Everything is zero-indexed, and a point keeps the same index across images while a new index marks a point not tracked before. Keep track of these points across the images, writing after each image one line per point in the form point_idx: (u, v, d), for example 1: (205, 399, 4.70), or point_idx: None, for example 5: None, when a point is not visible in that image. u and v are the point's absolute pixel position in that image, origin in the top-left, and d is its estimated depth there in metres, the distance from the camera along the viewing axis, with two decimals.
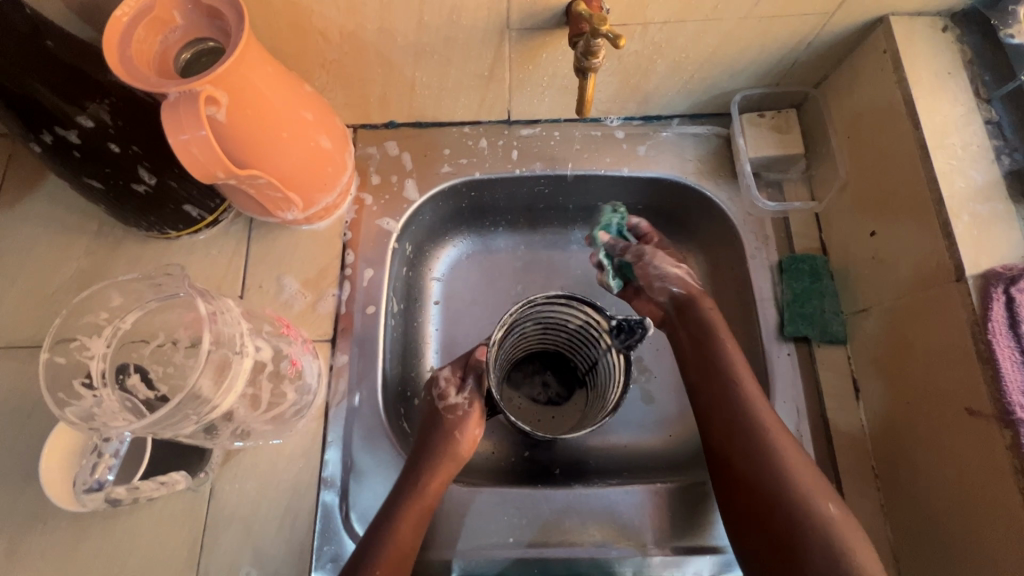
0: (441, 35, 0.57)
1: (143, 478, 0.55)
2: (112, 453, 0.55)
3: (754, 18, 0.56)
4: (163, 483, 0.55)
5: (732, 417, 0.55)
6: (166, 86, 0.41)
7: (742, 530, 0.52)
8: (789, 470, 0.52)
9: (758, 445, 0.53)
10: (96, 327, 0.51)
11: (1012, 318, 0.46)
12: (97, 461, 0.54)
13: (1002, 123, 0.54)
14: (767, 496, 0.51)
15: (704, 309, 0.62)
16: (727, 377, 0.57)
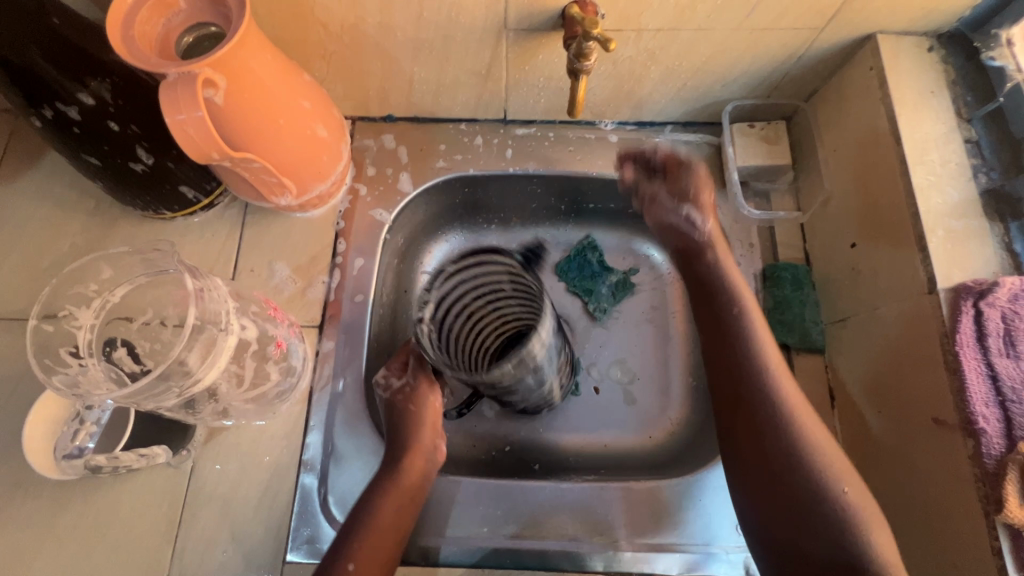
0: (440, 32, 0.59)
1: (124, 449, 0.56)
2: (94, 421, 0.56)
3: (746, 30, 0.58)
4: (143, 455, 0.56)
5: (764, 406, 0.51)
6: (166, 67, 0.43)
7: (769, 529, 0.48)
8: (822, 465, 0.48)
9: (793, 438, 0.49)
10: (85, 298, 0.51)
11: (980, 331, 0.47)
12: (77, 428, 0.55)
13: (981, 142, 0.55)
14: (797, 491, 0.47)
15: (708, 260, 0.61)
16: (759, 364, 0.53)
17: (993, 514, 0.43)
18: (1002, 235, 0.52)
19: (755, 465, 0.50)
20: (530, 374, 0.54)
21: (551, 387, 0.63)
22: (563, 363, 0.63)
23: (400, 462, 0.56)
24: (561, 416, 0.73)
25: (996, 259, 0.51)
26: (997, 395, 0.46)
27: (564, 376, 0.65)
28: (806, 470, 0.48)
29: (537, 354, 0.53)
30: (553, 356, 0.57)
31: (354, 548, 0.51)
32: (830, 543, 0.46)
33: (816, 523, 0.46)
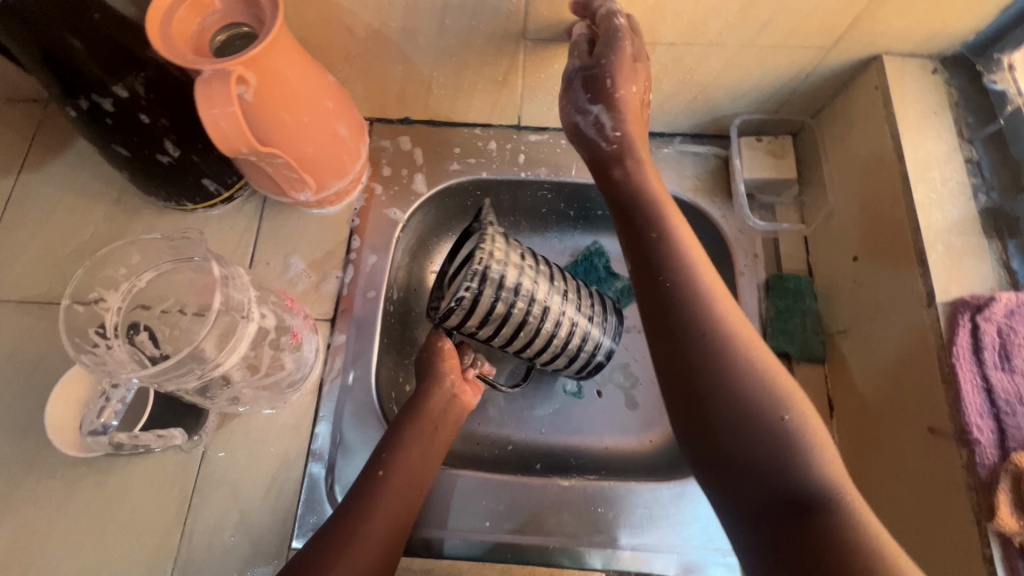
0: (461, 39, 0.61)
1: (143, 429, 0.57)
2: (119, 399, 0.57)
3: (756, 47, 0.60)
4: (160, 437, 0.58)
5: (691, 333, 0.47)
6: (200, 63, 0.44)
7: (710, 467, 0.44)
8: (756, 392, 0.44)
9: (730, 362, 0.45)
10: (114, 281, 0.53)
11: (975, 344, 0.48)
12: (104, 405, 0.57)
13: (982, 162, 0.57)
14: (728, 424, 0.44)
15: (622, 174, 0.58)
16: (685, 287, 0.48)
17: (985, 522, 0.45)
18: (1000, 252, 0.53)
19: (686, 400, 0.46)
20: (508, 296, 0.58)
21: (567, 321, 0.63)
22: (580, 307, 0.65)
23: (421, 397, 0.59)
24: (564, 417, 0.75)
25: (993, 275, 0.52)
26: (991, 406, 0.47)
27: (581, 310, 0.65)
28: (735, 394, 0.44)
29: (498, 271, 0.57)
30: (534, 280, 0.60)
31: (366, 509, 0.52)
32: (775, 471, 0.42)
33: (749, 458, 0.42)
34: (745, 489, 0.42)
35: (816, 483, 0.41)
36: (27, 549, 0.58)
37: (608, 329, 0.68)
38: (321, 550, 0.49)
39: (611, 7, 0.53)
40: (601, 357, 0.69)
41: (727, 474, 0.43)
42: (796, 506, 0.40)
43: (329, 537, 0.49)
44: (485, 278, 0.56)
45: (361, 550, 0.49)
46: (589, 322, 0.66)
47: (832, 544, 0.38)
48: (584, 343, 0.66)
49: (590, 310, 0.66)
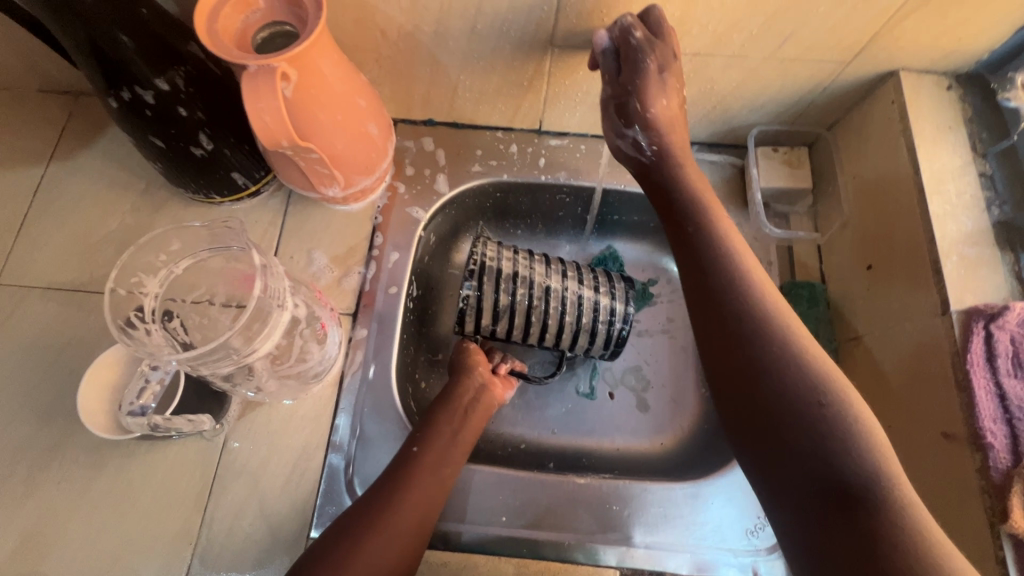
0: (491, 44, 0.62)
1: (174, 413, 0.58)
2: (157, 381, 0.58)
3: (777, 60, 0.61)
4: (191, 421, 0.58)
5: (738, 320, 0.50)
6: (247, 59, 0.46)
7: (755, 449, 0.47)
8: (802, 376, 0.47)
9: (776, 345, 0.48)
10: (153, 267, 0.53)
11: (989, 352, 0.50)
12: (144, 386, 0.58)
13: (995, 176, 0.58)
14: (773, 407, 0.46)
15: (671, 172, 0.61)
16: (731, 274, 0.53)
17: (998, 524, 0.46)
18: (1012, 263, 0.55)
19: (733, 384, 0.49)
20: (508, 284, 0.64)
21: (572, 295, 0.66)
22: (588, 287, 0.68)
23: (457, 381, 0.62)
24: (576, 418, 0.76)
25: (1006, 286, 0.53)
26: (1004, 412, 0.48)
27: (583, 282, 0.68)
28: (779, 376, 0.47)
29: (493, 264, 0.64)
30: (530, 266, 0.66)
31: (394, 494, 0.53)
32: (819, 452, 0.44)
33: (792, 439, 0.45)
34: (789, 468, 0.45)
35: (859, 468, 0.42)
36: (48, 532, 0.58)
37: (617, 297, 0.68)
38: (351, 532, 0.50)
39: (625, 21, 0.56)
40: (618, 317, 0.67)
41: (773, 456, 0.46)
42: (836, 489, 0.42)
43: (358, 519, 0.51)
44: (482, 274, 0.64)
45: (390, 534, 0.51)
46: (595, 292, 0.68)
47: (877, 528, 0.40)
48: (597, 311, 0.67)
49: (594, 282, 0.68)
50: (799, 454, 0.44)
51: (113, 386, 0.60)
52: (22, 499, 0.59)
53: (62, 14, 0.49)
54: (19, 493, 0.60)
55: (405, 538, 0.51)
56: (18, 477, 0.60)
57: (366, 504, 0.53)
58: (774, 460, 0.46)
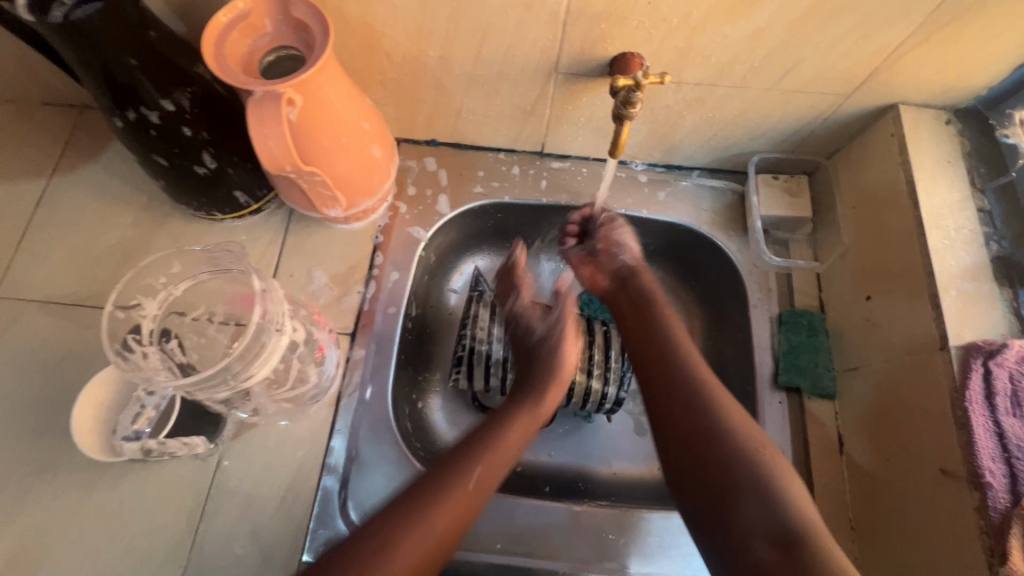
0: (494, 69, 0.63)
1: (169, 436, 0.58)
2: (153, 406, 0.58)
3: (778, 91, 0.62)
4: (185, 444, 0.59)
5: (683, 386, 0.56)
6: (253, 84, 0.46)
7: (698, 503, 0.52)
8: (735, 433, 0.53)
9: (711, 409, 0.54)
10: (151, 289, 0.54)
11: (987, 389, 0.50)
12: (139, 411, 0.58)
13: (993, 212, 0.59)
14: (713, 464, 0.52)
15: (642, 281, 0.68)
16: (671, 343, 0.60)
17: (997, 566, 0.46)
18: (1010, 299, 0.55)
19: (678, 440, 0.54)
20: (496, 368, 0.71)
21: (562, 382, 0.69)
22: (579, 368, 0.69)
23: (541, 397, 0.62)
24: (574, 441, 0.77)
25: (1005, 323, 0.53)
26: (1002, 451, 0.48)
27: (576, 366, 0.69)
28: (714, 434, 0.53)
29: (483, 348, 0.70)
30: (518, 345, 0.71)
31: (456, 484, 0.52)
32: (766, 504, 0.48)
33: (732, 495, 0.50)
34: (730, 521, 0.49)
35: (801, 522, 0.47)
36: (36, 552, 0.58)
37: (610, 386, 0.69)
38: (405, 518, 0.49)
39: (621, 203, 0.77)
40: (608, 402, 0.70)
41: (715, 507, 0.51)
42: (785, 537, 0.47)
43: (411, 506, 0.50)
44: (470, 356, 0.70)
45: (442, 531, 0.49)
46: (588, 377, 0.69)
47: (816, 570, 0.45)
48: (589, 394, 0.69)
49: (586, 365, 0.69)
50: (741, 509, 0.49)
51: (105, 408, 0.59)
52: (12, 515, 0.59)
53: (71, 40, 0.48)
54: (9, 508, 0.59)
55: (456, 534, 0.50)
56: (10, 492, 0.60)
57: (422, 489, 0.51)
58: (712, 512, 0.51)
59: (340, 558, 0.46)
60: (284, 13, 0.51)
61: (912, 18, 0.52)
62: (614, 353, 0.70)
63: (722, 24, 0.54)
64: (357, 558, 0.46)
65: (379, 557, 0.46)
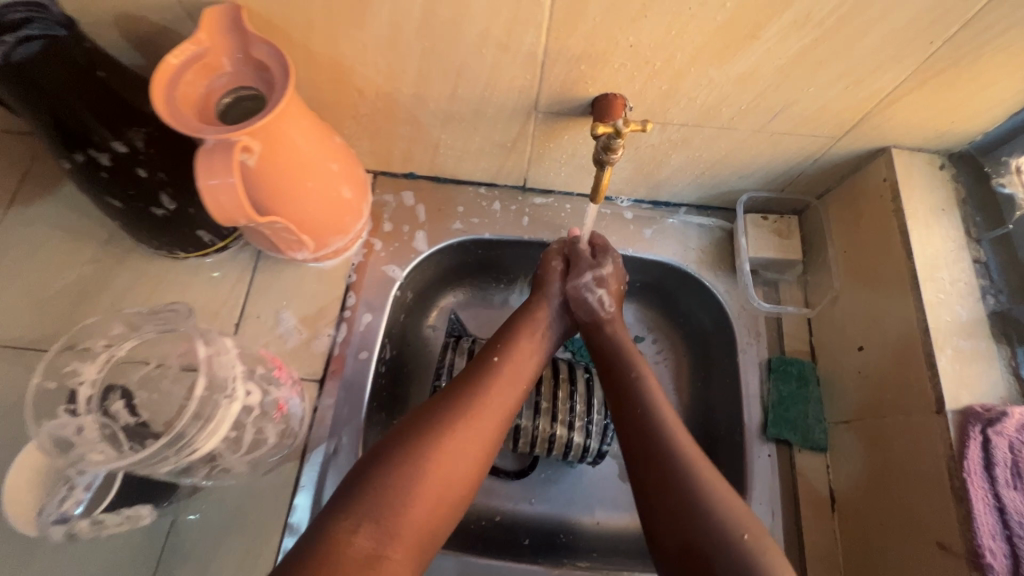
0: (472, 107, 0.60)
1: (106, 513, 0.49)
2: (84, 487, 0.48)
3: (766, 133, 0.60)
4: (127, 518, 0.50)
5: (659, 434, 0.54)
6: (205, 132, 0.43)
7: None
8: (715, 506, 0.48)
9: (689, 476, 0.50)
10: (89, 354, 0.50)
11: (986, 460, 0.47)
12: (66, 494, 0.48)
13: (990, 263, 0.56)
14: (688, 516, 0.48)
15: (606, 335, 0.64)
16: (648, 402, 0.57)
17: None
18: (1008, 358, 0.52)
19: (648, 473, 0.52)
20: None
21: (543, 433, 0.66)
22: (561, 419, 0.67)
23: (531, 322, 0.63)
24: (556, 488, 0.73)
25: (1003, 384, 0.51)
26: (1003, 529, 0.46)
27: (557, 420, 0.66)
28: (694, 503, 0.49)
29: None
30: None
31: (468, 403, 0.54)
32: None
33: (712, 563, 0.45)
34: None
35: None
36: None
37: (592, 437, 0.67)
38: (423, 435, 0.51)
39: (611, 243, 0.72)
40: (591, 454, 0.68)
41: None
42: None
43: (427, 422, 0.52)
44: None
45: (462, 455, 0.51)
46: (569, 430, 0.67)
47: None
48: (569, 446, 0.67)
49: (568, 418, 0.67)
50: None
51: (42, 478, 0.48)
52: None
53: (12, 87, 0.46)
54: None
55: (474, 452, 0.52)
56: None
57: (435, 408, 0.53)
58: None
59: (368, 473, 0.48)
60: (243, 52, 0.48)
61: (905, 65, 0.49)
62: (596, 405, 0.68)
63: (708, 67, 0.51)
64: (384, 474, 0.48)
65: (403, 473, 0.48)
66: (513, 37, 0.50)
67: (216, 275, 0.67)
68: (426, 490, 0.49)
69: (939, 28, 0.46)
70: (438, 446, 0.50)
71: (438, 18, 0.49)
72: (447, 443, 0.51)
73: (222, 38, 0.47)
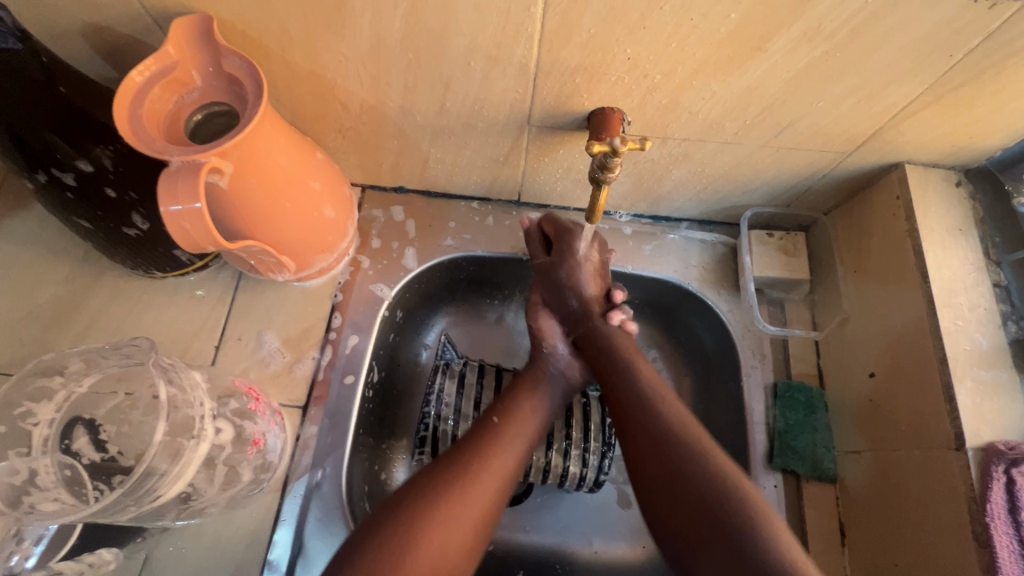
0: (462, 120, 0.57)
1: (62, 559, 0.48)
2: (34, 539, 0.47)
3: (772, 147, 0.56)
4: (90, 565, 0.49)
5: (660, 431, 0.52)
6: (170, 153, 0.41)
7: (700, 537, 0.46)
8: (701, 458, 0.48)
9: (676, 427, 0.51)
10: (47, 392, 0.44)
11: (1011, 503, 0.44)
12: (11, 549, 0.46)
13: (1010, 287, 0.53)
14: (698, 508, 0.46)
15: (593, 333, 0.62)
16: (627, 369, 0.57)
17: None
18: None
19: (641, 435, 0.52)
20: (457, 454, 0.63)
21: (537, 462, 0.63)
22: (556, 446, 0.64)
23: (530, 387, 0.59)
24: (552, 516, 0.70)
25: None
26: None
27: (551, 448, 0.64)
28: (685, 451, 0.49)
29: (446, 428, 0.63)
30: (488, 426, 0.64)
31: (467, 468, 0.50)
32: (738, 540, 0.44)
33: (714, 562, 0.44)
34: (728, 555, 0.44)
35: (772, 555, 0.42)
36: None
37: (589, 466, 0.64)
38: (418, 505, 0.47)
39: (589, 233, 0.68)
40: (588, 482, 0.65)
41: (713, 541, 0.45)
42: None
43: (422, 489, 0.48)
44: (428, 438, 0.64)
45: (460, 526, 0.47)
46: (565, 458, 0.64)
47: None
48: (565, 475, 0.64)
49: (563, 445, 0.64)
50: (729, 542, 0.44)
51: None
52: None
53: None
54: None
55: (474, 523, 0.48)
56: None
57: (432, 474, 0.50)
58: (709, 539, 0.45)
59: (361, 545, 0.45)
60: (215, 65, 0.45)
61: (921, 79, 0.46)
62: (593, 431, 0.65)
63: (711, 80, 0.48)
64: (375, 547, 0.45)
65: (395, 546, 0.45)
66: (503, 49, 0.47)
67: (198, 294, 0.64)
68: (422, 566, 0.45)
69: (959, 41, 0.43)
70: (433, 518, 0.47)
71: (423, 29, 0.46)
72: (444, 514, 0.47)
73: (192, 51, 0.44)
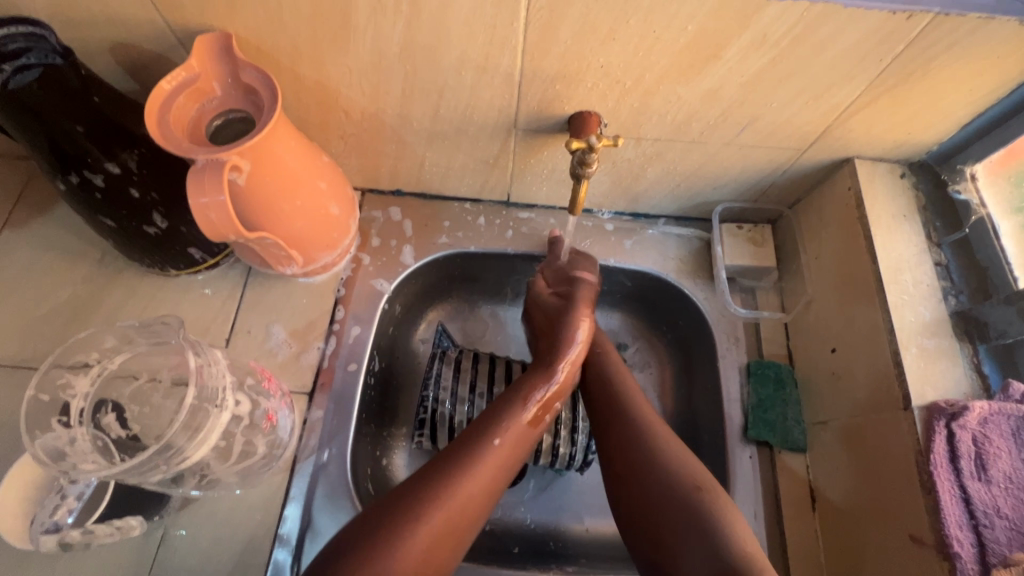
0: (454, 125, 0.62)
1: (98, 521, 0.52)
2: (75, 496, 0.52)
3: (736, 146, 0.62)
4: (118, 529, 0.52)
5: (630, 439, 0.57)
6: (196, 152, 0.46)
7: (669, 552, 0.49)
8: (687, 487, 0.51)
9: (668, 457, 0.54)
10: (84, 366, 0.50)
11: (951, 452, 0.49)
12: (57, 504, 0.51)
13: (950, 266, 0.59)
14: (659, 513, 0.51)
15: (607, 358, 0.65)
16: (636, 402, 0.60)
17: None
18: (971, 355, 0.55)
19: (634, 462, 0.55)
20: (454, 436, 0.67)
21: (530, 442, 0.68)
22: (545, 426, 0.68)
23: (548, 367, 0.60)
24: (546, 496, 0.74)
25: (965, 380, 0.54)
26: (969, 517, 0.48)
27: (543, 428, 0.68)
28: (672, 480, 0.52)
29: (444, 410, 0.67)
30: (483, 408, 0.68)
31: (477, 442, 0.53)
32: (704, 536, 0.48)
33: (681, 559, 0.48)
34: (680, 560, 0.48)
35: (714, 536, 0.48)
36: None
37: (577, 445, 0.68)
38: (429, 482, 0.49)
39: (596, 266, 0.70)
40: (577, 460, 0.69)
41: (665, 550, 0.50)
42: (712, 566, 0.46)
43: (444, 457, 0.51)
44: (426, 421, 0.68)
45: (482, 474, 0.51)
46: (555, 437, 0.68)
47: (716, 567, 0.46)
48: (556, 455, 0.68)
49: (554, 426, 0.68)
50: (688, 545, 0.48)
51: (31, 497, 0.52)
52: None
53: (19, 117, 0.49)
54: None
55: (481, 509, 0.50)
56: None
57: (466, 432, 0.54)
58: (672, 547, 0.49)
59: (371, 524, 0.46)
60: (233, 77, 0.51)
61: (858, 82, 0.53)
62: (581, 411, 0.69)
63: (676, 85, 0.54)
64: (416, 503, 0.47)
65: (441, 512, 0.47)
66: (491, 59, 0.53)
67: (207, 291, 0.68)
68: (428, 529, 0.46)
69: (886, 48, 0.49)
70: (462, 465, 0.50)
71: (419, 42, 0.52)
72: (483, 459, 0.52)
73: (213, 64, 0.50)
